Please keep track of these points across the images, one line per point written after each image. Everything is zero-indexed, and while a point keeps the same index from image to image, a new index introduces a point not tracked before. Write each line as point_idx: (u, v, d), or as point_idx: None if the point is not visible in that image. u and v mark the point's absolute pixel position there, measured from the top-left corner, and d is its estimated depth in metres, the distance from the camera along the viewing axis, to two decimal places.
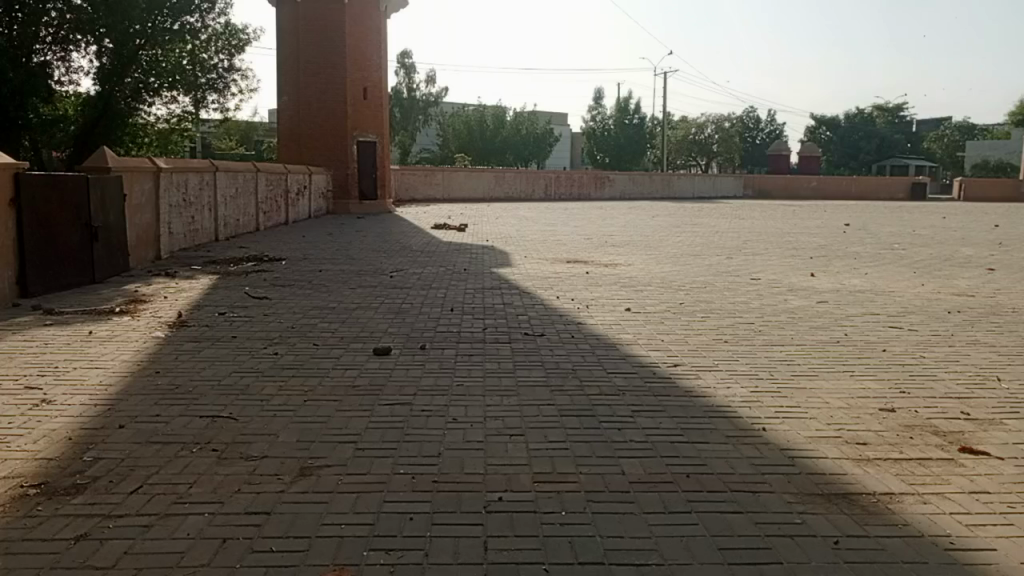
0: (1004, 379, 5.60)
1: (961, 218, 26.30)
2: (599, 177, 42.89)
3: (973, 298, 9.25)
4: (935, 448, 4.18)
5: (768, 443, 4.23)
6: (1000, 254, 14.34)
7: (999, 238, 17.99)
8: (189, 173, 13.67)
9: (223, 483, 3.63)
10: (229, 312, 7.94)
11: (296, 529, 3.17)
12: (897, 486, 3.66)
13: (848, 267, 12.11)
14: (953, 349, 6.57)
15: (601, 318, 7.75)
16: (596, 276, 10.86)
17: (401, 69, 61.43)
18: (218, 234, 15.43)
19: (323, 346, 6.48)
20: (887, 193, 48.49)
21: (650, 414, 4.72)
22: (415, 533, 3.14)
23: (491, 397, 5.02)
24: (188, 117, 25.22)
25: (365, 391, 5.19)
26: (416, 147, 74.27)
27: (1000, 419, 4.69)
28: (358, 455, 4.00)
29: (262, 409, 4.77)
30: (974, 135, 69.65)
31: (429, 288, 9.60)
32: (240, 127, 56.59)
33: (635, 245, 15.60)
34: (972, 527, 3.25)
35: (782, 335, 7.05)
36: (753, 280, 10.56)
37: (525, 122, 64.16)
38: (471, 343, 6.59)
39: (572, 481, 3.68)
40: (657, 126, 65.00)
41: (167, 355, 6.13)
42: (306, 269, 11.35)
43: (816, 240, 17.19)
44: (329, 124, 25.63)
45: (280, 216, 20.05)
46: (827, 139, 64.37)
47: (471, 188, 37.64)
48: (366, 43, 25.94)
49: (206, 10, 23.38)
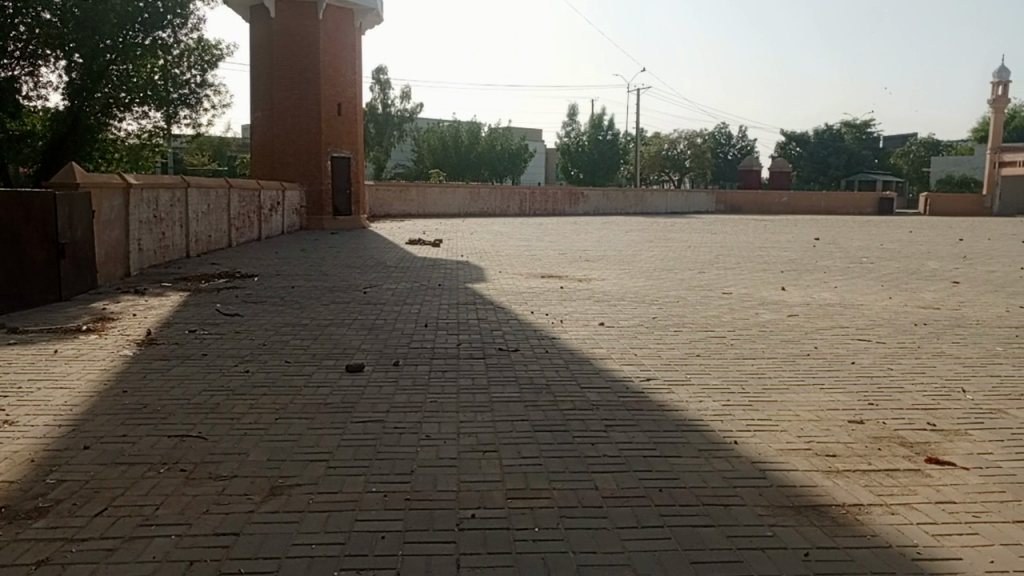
0: (968, 391, 5.70)
1: (924, 232, 27.11)
2: (573, 194, 43.20)
3: (939, 311, 9.41)
4: (902, 459, 4.25)
5: (740, 457, 4.26)
6: (965, 267, 14.63)
7: (964, 252, 18.42)
8: (160, 189, 13.49)
9: (190, 504, 3.57)
10: (200, 330, 7.85)
11: (265, 550, 3.12)
12: (865, 497, 3.71)
13: (817, 281, 12.30)
14: (920, 362, 6.67)
15: (575, 334, 7.77)
16: (570, 291, 10.90)
17: (376, 85, 61.58)
18: (188, 250, 15.23)
19: (295, 364, 6.42)
20: (855, 209, 50.27)
21: (623, 429, 4.74)
22: (386, 552, 3.11)
23: (464, 414, 5.00)
24: (159, 132, 24.92)
25: (338, 408, 5.15)
26: (392, 165, 74.41)
27: (966, 430, 4.77)
28: (329, 473, 3.96)
29: (233, 428, 4.71)
30: (939, 150, 71.36)
31: (403, 304, 9.56)
32: (212, 143, 56.23)
33: (610, 260, 15.71)
34: (937, 537, 3.29)
35: (753, 349, 7.11)
36: (725, 294, 10.67)
37: (500, 138, 64.64)
38: (445, 359, 6.58)
39: (544, 497, 3.68)
40: (630, 142, 65.73)
41: (134, 373, 6.04)
42: (278, 286, 11.28)
43: (786, 254, 17.50)
44: (304, 140, 25.53)
45: (252, 232, 19.89)
46: (796, 155, 65.50)
47: (446, 204, 37.60)
48: (342, 59, 25.96)
49: (178, 26, 23.50)
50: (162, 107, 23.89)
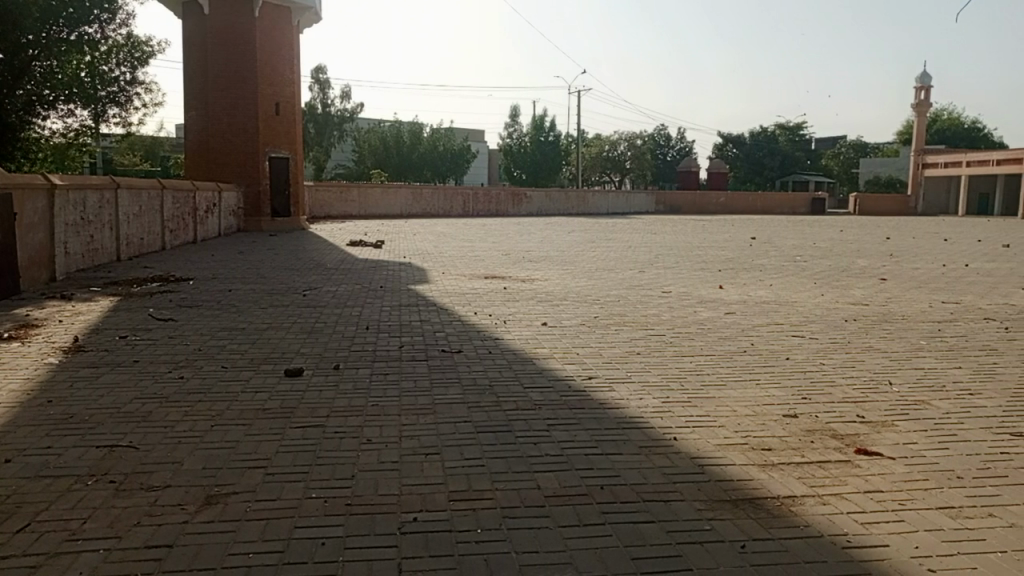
0: (895, 383, 5.94)
1: (855, 231, 28.12)
2: (516, 194, 43.45)
3: (867, 307, 9.77)
4: (834, 450, 4.39)
5: (679, 453, 4.33)
6: (892, 265, 15.20)
7: (891, 250, 19.17)
8: (87, 190, 13.01)
9: (120, 517, 3.44)
10: (131, 336, 7.58)
11: (200, 562, 3.03)
12: (798, 489, 3.82)
13: (753, 279, 12.63)
14: (849, 356, 6.91)
15: (517, 334, 7.78)
16: (513, 291, 10.92)
17: (315, 84, 60.61)
18: (119, 253, 14.73)
19: (232, 368, 6.28)
20: (789, 208, 51.91)
21: (565, 428, 4.77)
22: (327, 558, 3.07)
23: (406, 417, 4.95)
24: (87, 131, 24.08)
25: (277, 413, 5.04)
26: (332, 166, 73.38)
27: (892, 421, 4.96)
28: (268, 480, 3.88)
29: (166, 436, 4.57)
30: (867, 151, 74.04)
31: (344, 306, 9.42)
32: (143, 144, 54.47)
33: (552, 261, 15.81)
34: (866, 525, 3.41)
35: (691, 347, 7.25)
36: (664, 293, 10.87)
37: (442, 138, 64.57)
38: (386, 362, 6.51)
39: (487, 498, 3.68)
40: (571, 143, 66.36)
41: (61, 382, 5.80)
42: (214, 289, 10.99)
43: (723, 253, 17.91)
44: (240, 140, 24.95)
45: (187, 234, 19.32)
46: (733, 156, 67.10)
47: (388, 205, 37.25)
48: (278, 59, 25.50)
49: (106, 21, 22.55)
50: (88, 104, 23.29)
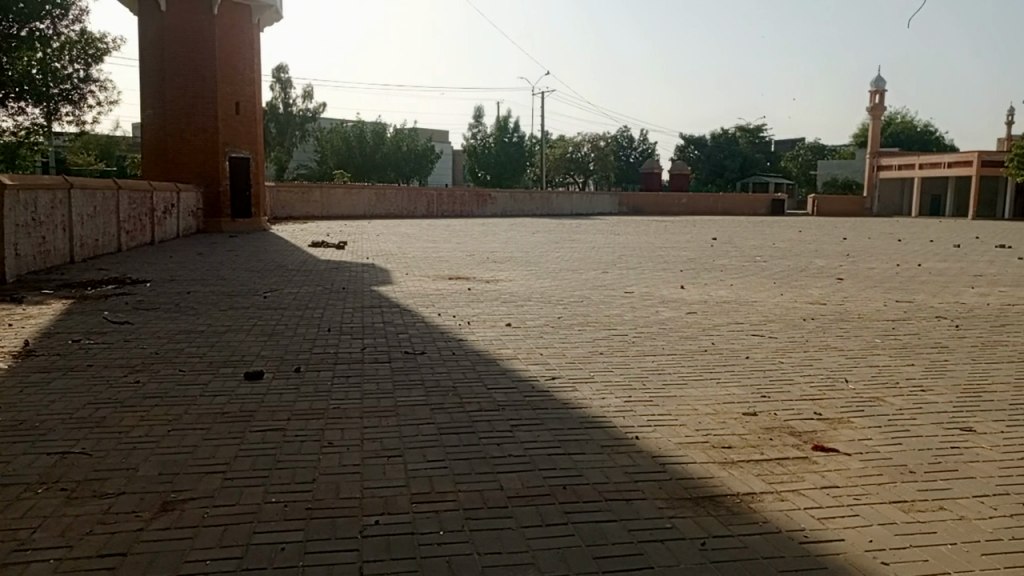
0: (850, 380, 6.07)
1: (813, 232, 28.65)
2: (480, 195, 43.45)
3: (824, 306, 9.97)
4: (792, 447, 4.47)
5: (641, 451, 4.37)
6: (848, 264, 15.53)
7: (847, 250, 19.59)
8: (39, 191, 12.66)
9: (71, 525, 3.35)
10: (85, 339, 7.40)
11: (155, 570, 2.97)
12: (757, 486, 3.88)
13: (714, 279, 12.80)
14: (807, 355, 7.04)
15: (481, 335, 7.77)
16: (476, 292, 10.91)
17: (277, 84, 59.78)
18: (73, 255, 14.36)
19: (190, 372, 6.16)
20: (749, 208, 52.72)
21: (529, 428, 4.78)
22: (286, 563, 3.03)
23: (368, 419, 4.91)
24: (39, 129, 23.47)
25: (236, 417, 4.96)
26: (295, 166, 72.47)
27: (848, 418, 5.06)
28: (226, 485, 3.81)
29: (121, 442, 4.47)
30: (825, 153, 75.55)
31: (306, 308, 9.31)
32: (98, 143, 53.19)
33: (517, 261, 15.83)
34: (823, 520, 3.47)
35: (653, 346, 7.31)
36: (627, 293, 10.95)
37: (406, 138, 64.32)
38: (349, 364, 6.45)
39: (449, 499, 3.66)
40: (535, 144, 66.52)
41: (10, 387, 5.63)
42: (172, 292, 10.77)
43: (685, 253, 18.11)
44: (199, 140, 24.52)
45: (144, 235, 18.91)
46: (695, 157, 67.91)
47: (351, 205, 36.92)
48: (238, 57, 25.11)
49: (58, 16, 22.02)
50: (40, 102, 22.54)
